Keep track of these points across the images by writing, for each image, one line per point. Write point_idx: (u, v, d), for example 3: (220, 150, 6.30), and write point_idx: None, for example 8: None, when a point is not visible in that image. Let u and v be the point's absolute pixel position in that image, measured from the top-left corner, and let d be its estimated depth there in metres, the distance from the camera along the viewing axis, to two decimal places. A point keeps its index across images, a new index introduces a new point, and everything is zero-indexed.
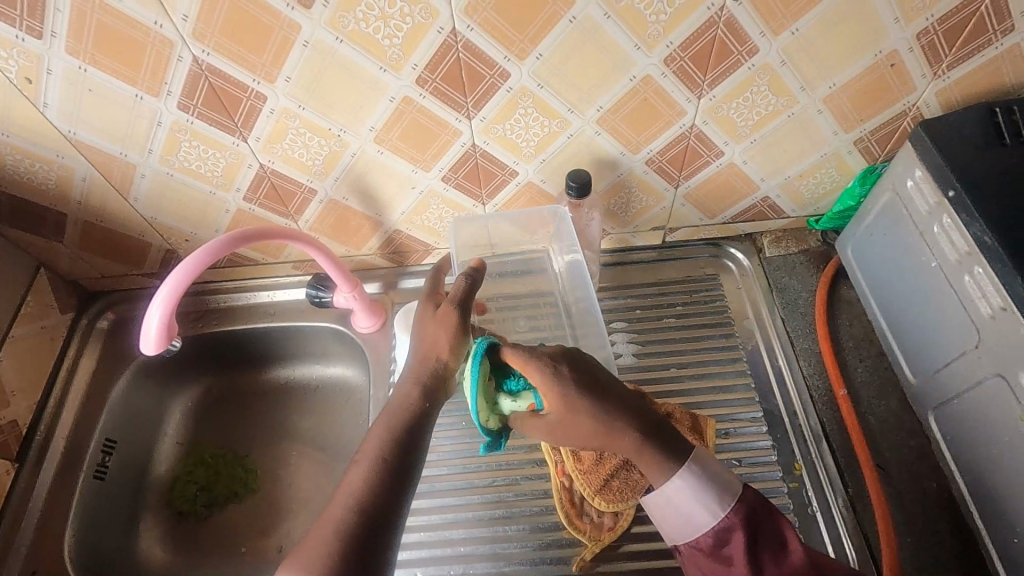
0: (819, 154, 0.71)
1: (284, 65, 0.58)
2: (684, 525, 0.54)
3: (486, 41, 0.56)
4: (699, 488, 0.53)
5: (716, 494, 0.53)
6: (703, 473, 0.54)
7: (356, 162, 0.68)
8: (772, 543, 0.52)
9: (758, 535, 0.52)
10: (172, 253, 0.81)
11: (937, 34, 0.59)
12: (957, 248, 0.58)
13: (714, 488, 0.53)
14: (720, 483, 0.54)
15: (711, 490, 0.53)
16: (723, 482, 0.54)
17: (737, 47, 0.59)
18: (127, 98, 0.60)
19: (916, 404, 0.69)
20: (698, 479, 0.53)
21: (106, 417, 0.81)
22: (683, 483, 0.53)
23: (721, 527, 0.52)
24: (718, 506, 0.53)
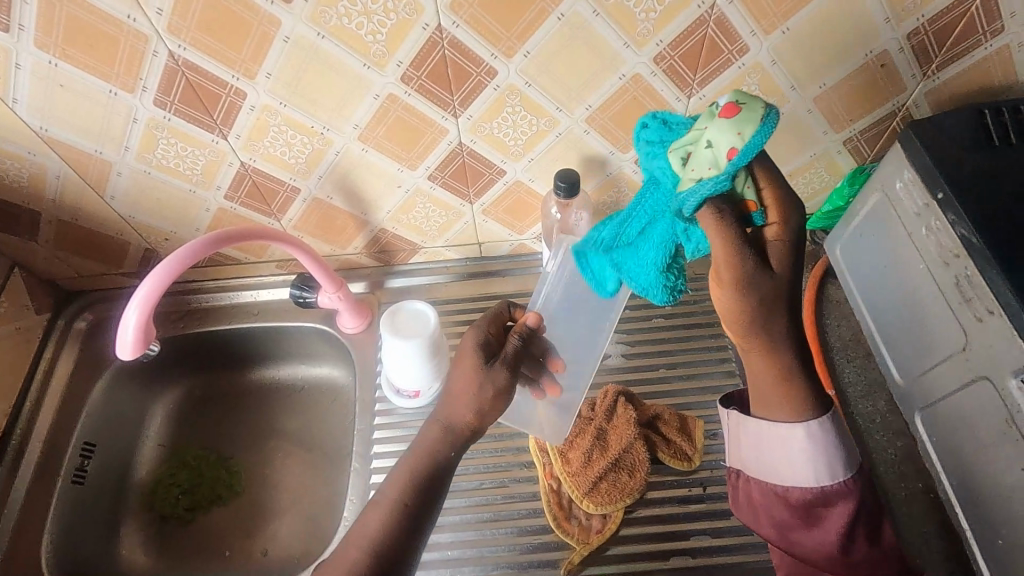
0: (809, 153, 0.70)
1: (264, 61, 0.56)
2: (771, 467, 0.55)
3: (472, 38, 0.55)
4: (820, 453, 0.52)
5: (832, 465, 0.53)
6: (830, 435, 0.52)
7: (340, 160, 0.67)
8: (868, 519, 0.53)
9: (860, 510, 0.53)
10: (152, 252, 0.79)
11: (927, 34, 0.58)
12: (945, 250, 0.58)
13: (843, 457, 0.53)
14: (846, 452, 0.53)
15: (836, 457, 0.52)
16: (847, 452, 0.53)
17: (728, 46, 0.58)
18: (101, 93, 0.58)
19: (902, 405, 0.69)
20: (831, 449, 0.52)
21: (84, 420, 0.79)
22: (802, 447, 0.52)
23: (822, 491, 0.53)
24: (826, 477, 0.53)
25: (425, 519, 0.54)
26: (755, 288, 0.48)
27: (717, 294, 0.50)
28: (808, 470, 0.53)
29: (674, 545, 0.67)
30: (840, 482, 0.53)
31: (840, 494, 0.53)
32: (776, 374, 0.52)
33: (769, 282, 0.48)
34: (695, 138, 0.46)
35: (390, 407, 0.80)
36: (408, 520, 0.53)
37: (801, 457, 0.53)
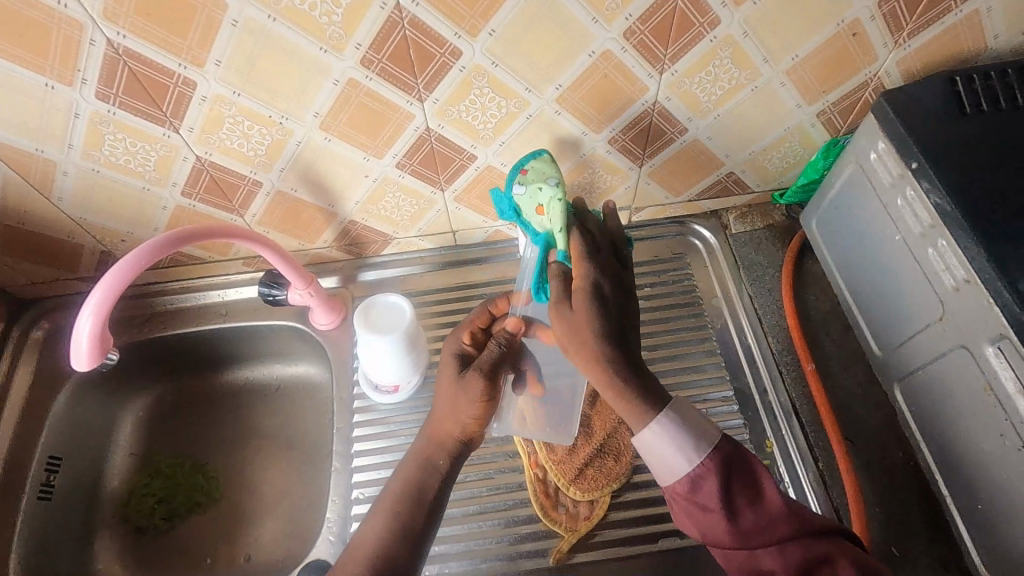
0: (783, 127, 0.69)
1: (212, 48, 0.53)
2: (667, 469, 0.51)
3: (434, 17, 0.52)
4: (674, 441, 0.50)
5: (695, 442, 0.50)
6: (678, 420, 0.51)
7: (302, 151, 0.64)
8: (750, 488, 0.50)
9: (733, 476, 0.50)
10: (108, 255, 0.75)
11: (898, 2, 0.57)
12: (921, 220, 0.58)
13: (695, 435, 0.51)
14: (700, 432, 0.51)
15: (691, 438, 0.50)
16: (702, 428, 0.51)
17: (699, 18, 0.56)
18: (37, 87, 0.54)
19: (881, 376, 0.69)
20: (683, 428, 0.51)
21: (46, 433, 0.76)
22: (661, 429, 0.51)
23: (692, 474, 0.50)
24: (694, 454, 0.50)
25: (424, 530, 0.54)
26: (593, 310, 0.53)
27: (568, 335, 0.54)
28: (680, 465, 0.50)
29: (663, 527, 0.67)
30: (705, 458, 0.50)
31: (705, 470, 0.50)
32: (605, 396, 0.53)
33: (575, 316, 0.54)
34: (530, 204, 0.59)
35: (370, 404, 0.78)
36: (407, 530, 0.53)
37: (667, 448, 0.51)
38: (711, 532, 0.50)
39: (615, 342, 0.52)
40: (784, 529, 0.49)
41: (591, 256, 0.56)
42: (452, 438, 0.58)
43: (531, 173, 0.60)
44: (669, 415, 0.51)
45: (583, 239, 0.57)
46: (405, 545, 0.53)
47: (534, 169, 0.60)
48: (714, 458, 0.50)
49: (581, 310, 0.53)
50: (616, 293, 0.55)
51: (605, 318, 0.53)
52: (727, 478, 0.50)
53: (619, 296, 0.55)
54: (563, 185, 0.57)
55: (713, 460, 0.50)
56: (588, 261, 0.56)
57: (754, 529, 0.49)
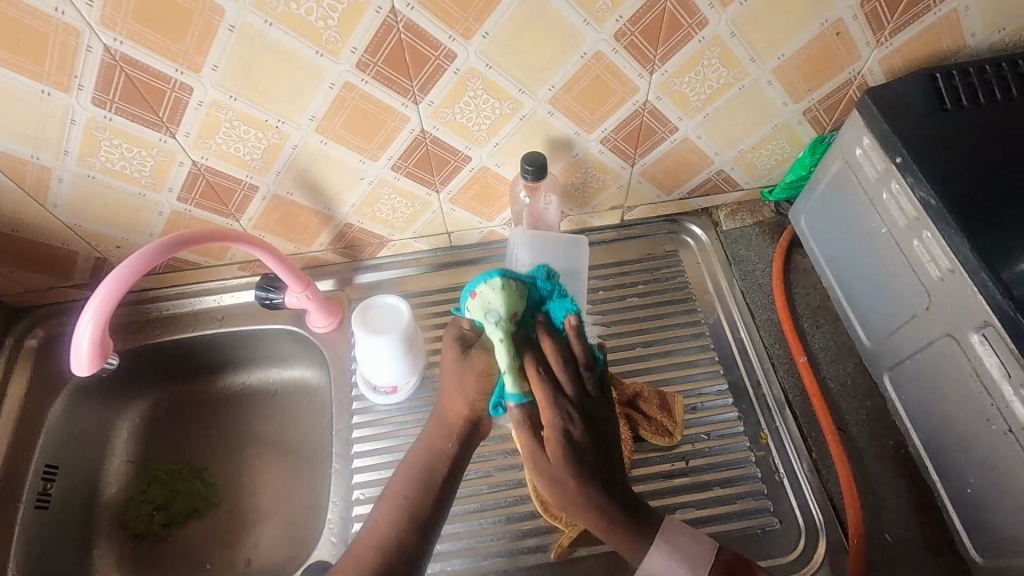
0: (771, 125, 0.71)
1: (209, 53, 0.53)
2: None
3: (429, 21, 0.53)
4: (676, 555, 0.53)
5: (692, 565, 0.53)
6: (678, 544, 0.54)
7: (298, 154, 0.64)
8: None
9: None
10: (103, 262, 0.75)
11: (879, 1, 0.59)
12: (906, 213, 0.59)
13: (692, 560, 0.54)
14: (698, 549, 0.54)
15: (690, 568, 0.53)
16: (698, 549, 0.54)
17: (687, 19, 0.57)
18: (33, 94, 0.54)
19: (871, 366, 0.71)
20: (681, 551, 0.54)
21: (42, 442, 0.75)
22: (665, 559, 0.53)
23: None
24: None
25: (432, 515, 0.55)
26: (574, 475, 0.52)
27: (541, 485, 0.54)
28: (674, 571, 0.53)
29: None
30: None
31: None
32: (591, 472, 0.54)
33: (553, 466, 0.52)
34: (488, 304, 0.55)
35: (368, 405, 0.78)
36: (416, 514, 0.54)
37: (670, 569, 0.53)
38: None
39: (596, 478, 0.52)
40: None
41: (557, 396, 0.53)
42: (459, 423, 0.58)
43: (508, 284, 0.55)
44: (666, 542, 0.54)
45: (579, 355, 0.55)
46: (413, 530, 0.54)
47: (512, 282, 0.56)
48: None
49: (558, 463, 0.52)
50: (595, 451, 0.53)
51: (585, 467, 0.52)
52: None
53: (594, 438, 0.53)
54: (501, 327, 0.54)
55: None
56: (558, 399, 0.53)
57: None
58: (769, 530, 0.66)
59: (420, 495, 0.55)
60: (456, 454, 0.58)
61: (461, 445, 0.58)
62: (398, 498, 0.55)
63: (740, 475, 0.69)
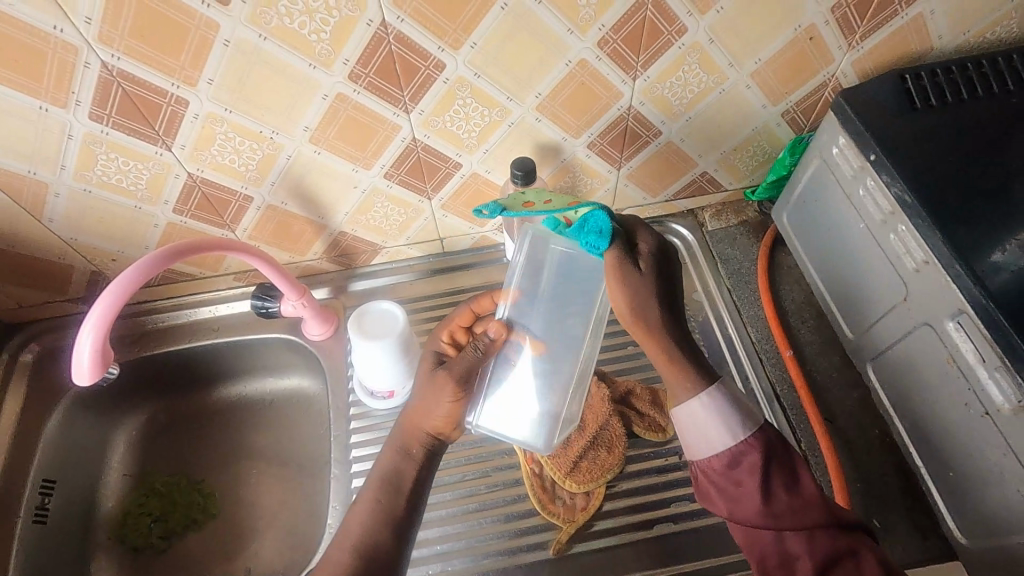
0: (751, 127, 0.73)
1: (204, 67, 0.54)
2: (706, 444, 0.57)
3: (418, 33, 0.55)
4: (722, 414, 0.56)
5: (741, 421, 0.56)
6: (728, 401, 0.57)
7: (292, 164, 0.66)
8: (789, 470, 0.55)
9: (774, 459, 0.55)
10: (98, 275, 0.76)
11: (849, 7, 0.62)
12: (881, 208, 0.62)
13: (742, 415, 0.56)
14: (748, 410, 0.57)
15: (737, 418, 0.56)
16: (748, 410, 0.57)
17: (667, 27, 0.60)
18: (31, 110, 0.55)
19: (855, 358, 0.73)
20: (730, 409, 0.56)
21: (39, 456, 0.75)
22: (711, 408, 0.56)
23: (732, 451, 0.55)
24: (738, 431, 0.56)
25: (404, 519, 0.56)
26: (648, 279, 0.59)
27: (617, 292, 0.59)
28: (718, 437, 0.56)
29: (655, 514, 0.69)
30: (748, 437, 0.55)
31: (746, 449, 0.55)
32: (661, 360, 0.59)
33: (641, 282, 0.59)
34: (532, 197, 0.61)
35: (366, 410, 0.79)
36: (389, 517, 0.56)
37: (712, 421, 0.56)
38: (736, 510, 0.54)
39: (664, 307, 0.59)
40: (813, 514, 0.52)
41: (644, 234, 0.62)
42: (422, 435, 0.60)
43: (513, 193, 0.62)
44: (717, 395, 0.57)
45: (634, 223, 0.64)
46: (386, 533, 0.55)
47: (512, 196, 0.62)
48: (757, 437, 0.55)
49: (646, 274, 0.59)
50: (665, 267, 0.61)
51: (660, 281, 0.59)
52: (768, 458, 0.54)
53: (661, 273, 0.60)
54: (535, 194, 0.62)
55: (757, 439, 0.55)
56: (646, 231, 0.62)
57: (786, 509, 0.53)
58: None
59: (395, 504, 0.56)
60: (424, 469, 0.59)
61: (427, 459, 0.60)
62: (376, 505, 0.56)
63: None
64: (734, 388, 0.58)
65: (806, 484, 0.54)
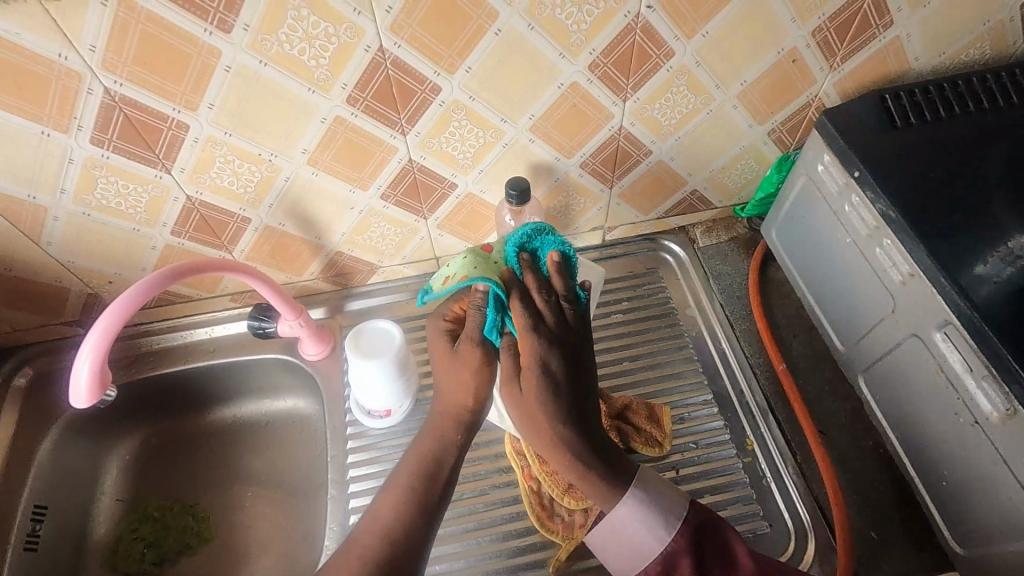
0: (738, 146, 0.75)
1: (205, 92, 0.56)
2: (636, 553, 0.56)
3: (415, 58, 0.57)
4: (641, 517, 0.56)
5: (665, 518, 0.56)
6: (644, 493, 0.57)
7: (290, 186, 0.67)
8: (721, 555, 0.55)
9: (705, 549, 0.55)
10: (95, 297, 0.76)
11: (829, 31, 0.64)
12: (867, 223, 0.64)
13: (662, 511, 0.56)
14: (669, 502, 0.57)
15: (658, 515, 0.56)
16: (668, 502, 0.57)
17: (655, 51, 0.62)
18: (33, 135, 0.56)
19: (846, 369, 0.74)
20: (651, 508, 0.56)
21: (31, 482, 0.74)
22: (630, 514, 0.56)
23: (663, 550, 0.55)
24: (665, 533, 0.55)
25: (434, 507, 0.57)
26: (550, 341, 0.58)
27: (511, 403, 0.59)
28: (648, 540, 0.56)
29: None
30: (676, 532, 0.55)
31: (677, 550, 0.55)
32: (583, 456, 0.57)
33: (536, 345, 0.58)
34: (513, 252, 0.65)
35: (362, 430, 0.79)
36: (419, 505, 0.56)
37: (633, 526, 0.56)
38: None
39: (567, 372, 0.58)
40: None
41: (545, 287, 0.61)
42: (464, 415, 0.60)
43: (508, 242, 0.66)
44: (634, 494, 0.57)
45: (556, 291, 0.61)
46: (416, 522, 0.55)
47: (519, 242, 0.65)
48: (685, 535, 0.55)
49: (530, 392, 0.57)
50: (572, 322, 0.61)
51: (553, 396, 0.56)
52: (699, 553, 0.55)
53: (569, 369, 0.58)
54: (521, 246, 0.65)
55: (684, 536, 0.55)
56: (546, 290, 0.61)
57: None
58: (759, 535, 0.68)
59: (419, 499, 0.56)
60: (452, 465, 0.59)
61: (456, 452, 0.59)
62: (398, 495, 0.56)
63: (729, 481, 0.71)
64: (649, 475, 0.59)
65: (742, 558, 0.54)
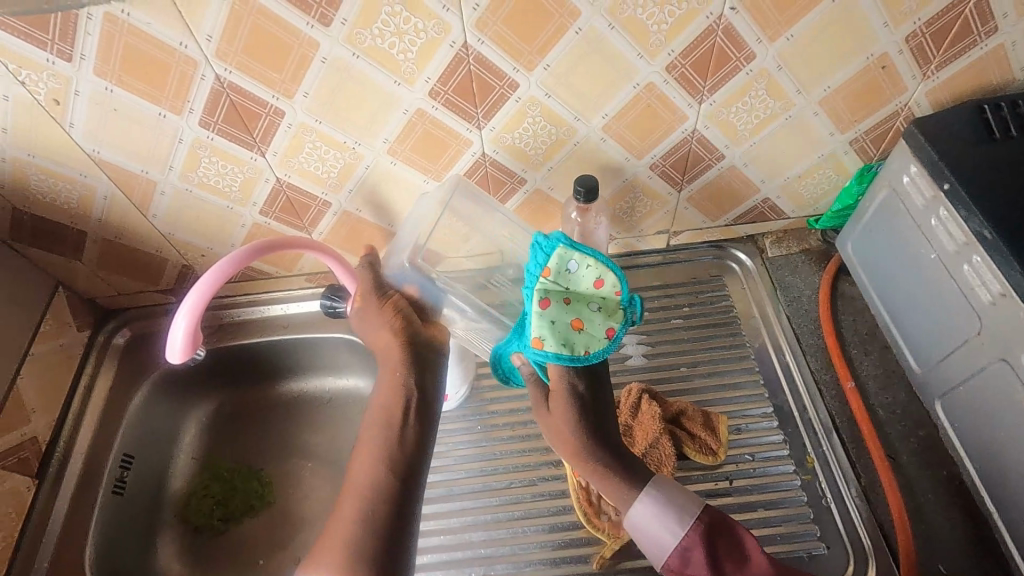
0: (817, 155, 0.73)
1: (302, 82, 0.60)
2: (658, 546, 0.60)
3: (496, 55, 0.59)
4: (658, 513, 0.61)
5: (679, 515, 0.60)
6: (659, 494, 0.62)
7: (370, 174, 0.71)
8: (733, 547, 0.60)
9: (719, 547, 0.59)
10: (188, 269, 0.83)
11: (925, 37, 0.61)
12: (955, 239, 0.60)
13: (677, 509, 0.61)
14: (683, 502, 0.61)
15: (674, 513, 0.60)
16: (681, 502, 0.61)
17: (736, 53, 0.61)
18: (151, 116, 0.62)
19: (922, 393, 0.70)
20: (665, 506, 0.61)
21: (123, 432, 0.82)
22: (648, 511, 0.61)
23: (681, 546, 0.59)
24: (679, 526, 0.60)
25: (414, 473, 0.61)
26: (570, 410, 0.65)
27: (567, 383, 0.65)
28: (663, 533, 0.60)
29: None
30: (690, 530, 0.59)
31: (691, 542, 0.59)
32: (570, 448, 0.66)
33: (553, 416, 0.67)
34: (569, 338, 0.64)
35: None
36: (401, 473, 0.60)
37: (655, 524, 0.60)
38: None
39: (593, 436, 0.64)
40: None
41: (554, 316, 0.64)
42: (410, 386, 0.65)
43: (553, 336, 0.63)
44: (648, 495, 0.62)
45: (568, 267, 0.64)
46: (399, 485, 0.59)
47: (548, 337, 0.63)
48: (697, 529, 0.59)
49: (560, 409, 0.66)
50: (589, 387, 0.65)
51: (584, 413, 0.65)
52: (711, 542, 0.59)
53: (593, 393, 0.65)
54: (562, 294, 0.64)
55: (696, 532, 0.59)
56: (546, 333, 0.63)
57: None
58: (815, 555, 0.65)
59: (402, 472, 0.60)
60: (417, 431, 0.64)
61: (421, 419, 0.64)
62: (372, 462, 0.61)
63: (785, 496, 0.69)
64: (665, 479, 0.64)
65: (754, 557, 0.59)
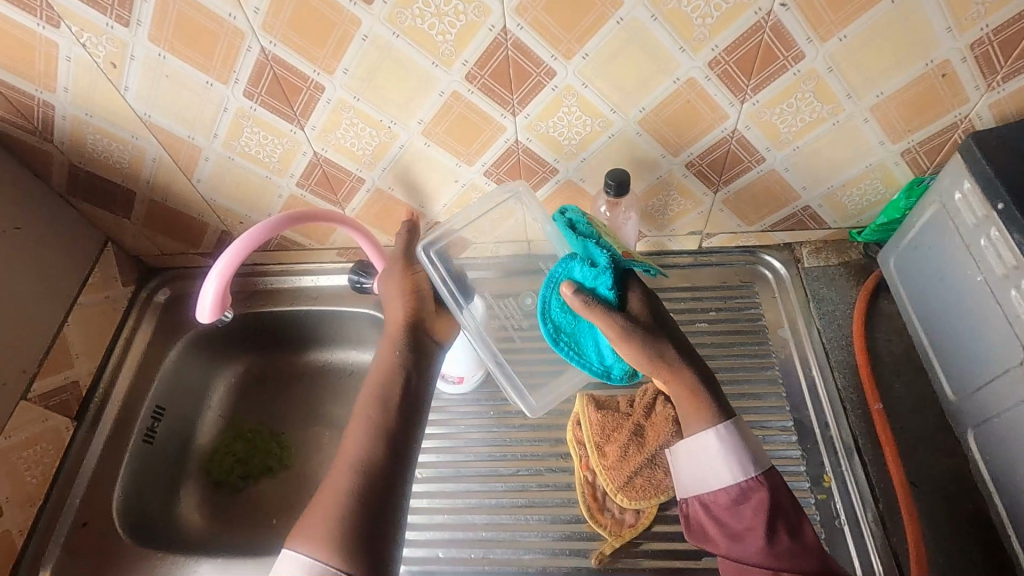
0: (865, 163, 0.70)
1: (342, 58, 0.61)
2: (710, 478, 0.59)
3: (534, 40, 0.58)
4: (728, 450, 0.58)
5: (751, 461, 0.58)
6: (738, 435, 0.58)
7: (404, 154, 0.72)
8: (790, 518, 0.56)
9: (779, 506, 0.57)
10: (226, 234, 0.86)
11: (992, 45, 0.58)
12: (1005, 262, 0.57)
13: (751, 455, 0.58)
14: (757, 453, 0.58)
15: (745, 456, 0.58)
16: (758, 453, 0.58)
17: (784, 52, 0.59)
18: (198, 84, 0.65)
19: (954, 421, 0.67)
20: (739, 447, 0.58)
21: (156, 385, 0.86)
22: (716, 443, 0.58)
23: (740, 486, 0.57)
24: (747, 468, 0.57)
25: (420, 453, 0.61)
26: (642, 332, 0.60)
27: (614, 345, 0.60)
28: (722, 470, 0.58)
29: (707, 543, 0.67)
30: (755, 478, 0.57)
31: (755, 486, 0.57)
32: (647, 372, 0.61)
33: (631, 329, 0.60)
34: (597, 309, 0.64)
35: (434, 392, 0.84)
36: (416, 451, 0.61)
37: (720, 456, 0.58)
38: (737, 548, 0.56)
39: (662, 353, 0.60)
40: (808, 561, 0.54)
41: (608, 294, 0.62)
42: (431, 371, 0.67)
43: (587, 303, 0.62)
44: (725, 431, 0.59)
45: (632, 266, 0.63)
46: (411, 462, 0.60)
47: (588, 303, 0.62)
48: (766, 479, 0.57)
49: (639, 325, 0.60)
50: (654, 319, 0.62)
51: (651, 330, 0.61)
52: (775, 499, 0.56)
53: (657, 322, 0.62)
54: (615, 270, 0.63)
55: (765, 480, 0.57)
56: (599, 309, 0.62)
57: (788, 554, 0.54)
58: None
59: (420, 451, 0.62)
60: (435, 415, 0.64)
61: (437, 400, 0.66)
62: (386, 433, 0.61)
63: None
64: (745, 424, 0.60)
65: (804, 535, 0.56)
